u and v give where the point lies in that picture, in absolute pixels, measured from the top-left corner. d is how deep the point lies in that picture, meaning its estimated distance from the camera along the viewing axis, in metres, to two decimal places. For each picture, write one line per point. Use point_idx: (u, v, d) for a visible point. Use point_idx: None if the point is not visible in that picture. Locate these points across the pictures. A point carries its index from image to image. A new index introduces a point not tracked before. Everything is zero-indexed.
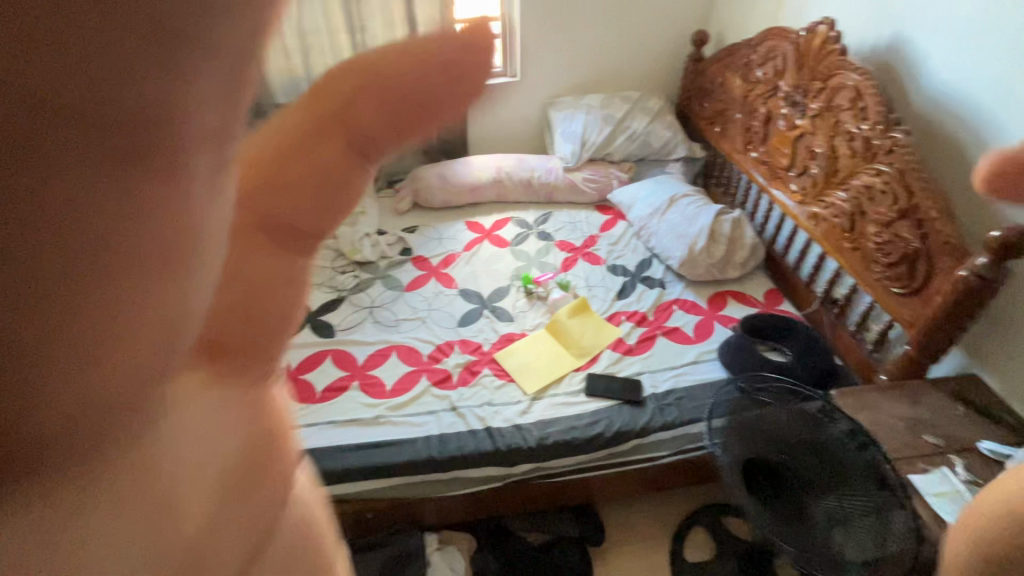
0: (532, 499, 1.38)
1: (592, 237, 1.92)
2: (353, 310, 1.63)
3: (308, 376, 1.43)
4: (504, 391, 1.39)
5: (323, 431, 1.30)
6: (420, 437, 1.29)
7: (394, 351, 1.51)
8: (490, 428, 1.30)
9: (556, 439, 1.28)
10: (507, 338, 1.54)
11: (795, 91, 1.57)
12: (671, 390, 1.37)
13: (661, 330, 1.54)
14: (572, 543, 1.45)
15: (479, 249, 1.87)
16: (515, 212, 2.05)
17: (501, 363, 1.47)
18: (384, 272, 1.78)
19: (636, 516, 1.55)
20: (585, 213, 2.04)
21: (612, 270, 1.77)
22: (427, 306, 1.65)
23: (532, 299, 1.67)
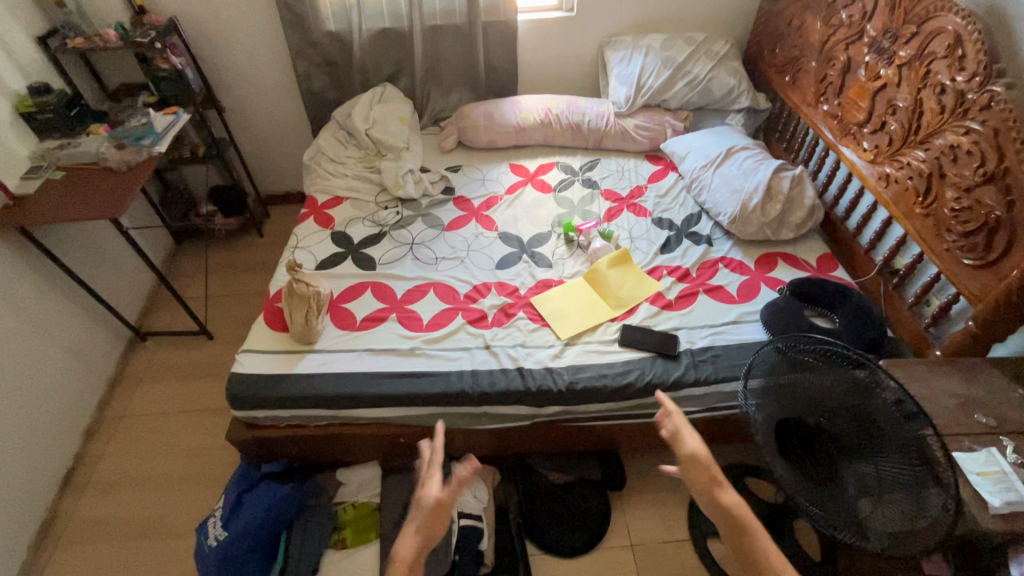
0: (558, 441, 1.42)
1: (639, 188, 1.85)
2: (394, 246, 1.65)
3: (349, 305, 1.47)
4: (538, 335, 1.39)
5: (363, 358, 1.35)
6: (453, 371, 1.32)
7: (432, 287, 1.53)
8: (521, 368, 1.31)
9: (586, 385, 1.28)
10: (544, 284, 1.53)
11: (882, 37, 1.42)
12: (707, 347, 1.35)
13: (704, 287, 1.50)
14: (592, 486, 1.49)
15: (522, 193, 1.84)
16: (562, 157, 2.00)
17: (537, 308, 1.46)
18: (426, 211, 1.78)
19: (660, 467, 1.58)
20: (633, 162, 1.97)
21: (657, 223, 1.71)
22: (465, 246, 1.65)
23: (572, 247, 1.65)
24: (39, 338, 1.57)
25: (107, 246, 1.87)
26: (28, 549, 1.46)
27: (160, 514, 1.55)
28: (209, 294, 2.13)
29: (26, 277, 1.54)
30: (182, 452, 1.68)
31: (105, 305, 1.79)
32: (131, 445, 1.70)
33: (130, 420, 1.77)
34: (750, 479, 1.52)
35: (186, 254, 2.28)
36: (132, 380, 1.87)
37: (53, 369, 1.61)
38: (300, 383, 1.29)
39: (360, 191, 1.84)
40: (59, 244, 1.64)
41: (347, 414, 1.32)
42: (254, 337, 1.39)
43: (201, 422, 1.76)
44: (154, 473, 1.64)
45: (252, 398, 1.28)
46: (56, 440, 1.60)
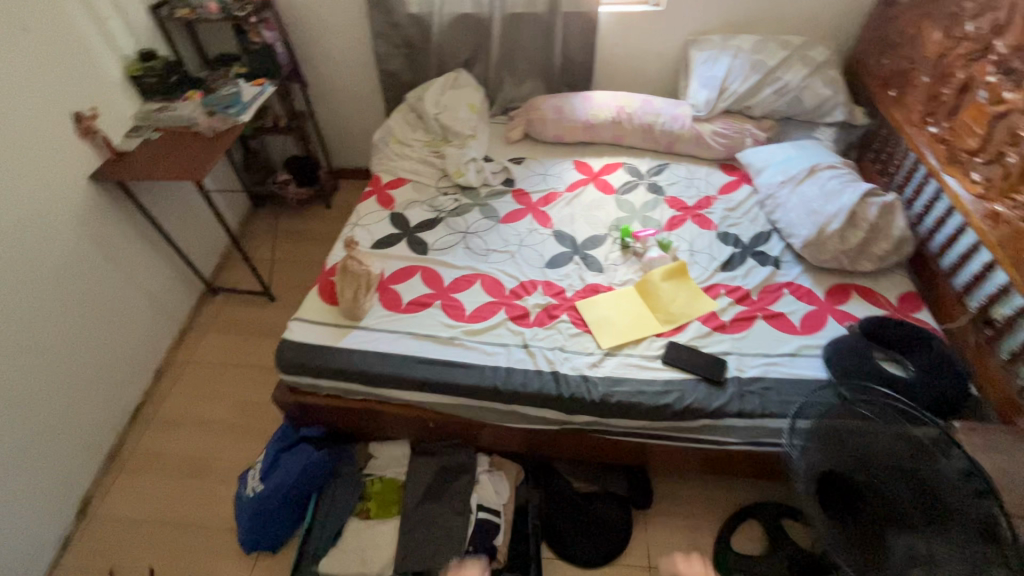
0: (587, 450, 1.39)
1: (707, 199, 1.76)
2: (448, 233, 1.67)
3: (397, 286, 1.50)
4: (578, 340, 1.35)
5: (403, 340, 1.38)
6: (488, 365, 1.31)
7: (479, 279, 1.53)
8: (556, 373, 1.28)
9: (620, 399, 1.23)
10: (592, 289, 1.49)
11: (1013, 55, 1.25)
12: (758, 378, 1.25)
13: (763, 312, 1.40)
14: (615, 500, 1.44)
15: (583, 192, 1.81)
16: (629, 158, 1.93)
17: (581, 312, 1.42)
18: (483, 200, 1.79)
19: (690, 491, 1.52)
20: (704, 170, 1.87)
21: (721, 238, 1.62)
22: (518, 241, 1.64)
23: (627, 253, 1.59)
24: (124, 282, 1.73)
25: (191, 204, 2.01)
26: (98, 470, 1.63)
27: (210, 456, 1.68)
28: (276, 258, 2.26)
29: (119, 226, 1.69)
30: (235, 402, 1.81)
31: (184, 258, 1.95)
32: (192, 390, 1.85)
33: (193, 367, 1.91)
34: (786, 521, 1.44)
35: (260, 217, 2.43)
36: (200, 331, 2.02)
37: (133, 312, 1.77)
38: (343, 357, 1.34)
39: (422, 175, 1.86)
40: (149, 198, 1.80)
41: (382, 393, 1.35)
42: (306, 306, 1.45)
43: (255, 377, 1.88)
44: (209, 419, 1.77)
45: (299, 363, 1.34)
46: (130, 377, 1.77)
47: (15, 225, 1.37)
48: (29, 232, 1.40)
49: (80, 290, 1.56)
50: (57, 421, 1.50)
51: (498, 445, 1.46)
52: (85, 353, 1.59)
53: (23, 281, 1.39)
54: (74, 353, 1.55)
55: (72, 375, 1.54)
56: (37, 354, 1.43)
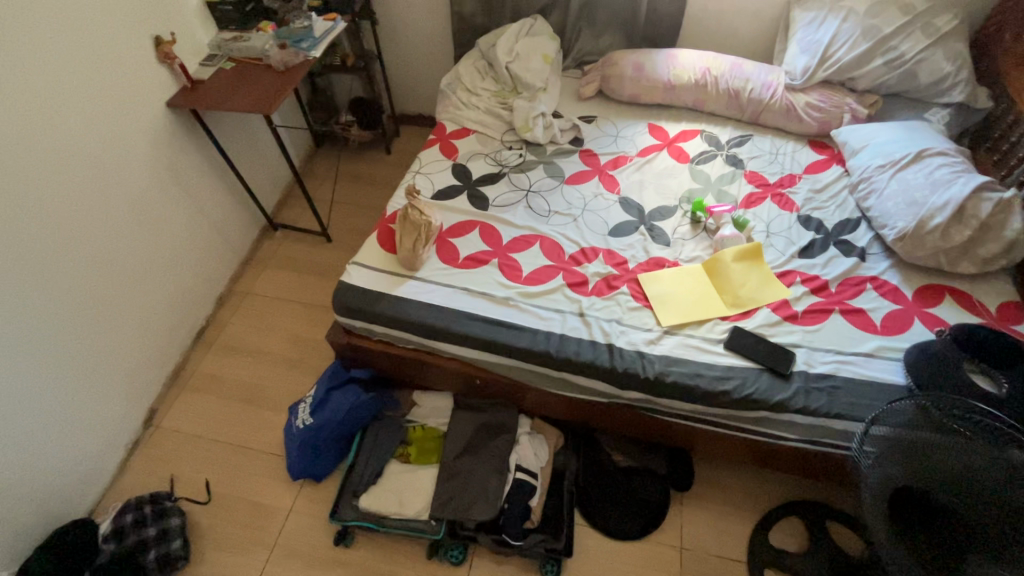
0: (632, 425, 1.37)
1: (791, 177, 1.63)
2: (510, 189, 1.62)
3: (456, 240, 1.48)
4: (638, 315, 1.30)
5: (458, 295, 1.36)
6: (542, 330, 1.28)
7: (538, 240, 1.48)
8: (612, 345, 1.23)
9: (676, 379, 1.18)
10: (656, 262, 1.42)
11: None
12: (828, 375, 1.17)
13: (841, 306, 1.30)
14: (655, 479, 1.42)
15: (655, 158, 1.71)
16: (708, 126, 1.80)
17: (642, 285, 1.36)
18: (549, 158, 1.72)
19: (731, 479, 1.48)
20: (791, 146, 1.72)
21: (802, 222, 1.50)
22: (582, 205, 1.58)
23: (697, 228, 1.50)
24: (192, 209, 1.78)
25: (257, 138, 2.03)
26: (163, 385, 1.74)
27: (264, 384, 1.76)
28: (336, 199, 2.28)
29: (190, 154, 1.72)
30: (289, 336, 1.87)
31: (248, 192, 1.98)
32: (250, 320, 1.92)
33: (252, 298, 1.98)
34: (831, 523, 1.39)
35: (322, 157, 2.44)
36: (260, 264, 2.08)
37: (199, 239, 1.83)
38: (398, 305, 1.34)
39: (488, 127, 1.80)
40: (219, 128, 1.82)
41: (433, 345, 1.35)
42: (365, 252, 1.45)
43: (309, 314, 1.93)
44: (265, 350, 1.84)
45: (355, 306, 1.35)
46: (194, 301, 1.84)
47: (94, 144, 1.40)
48: (107, 152, 1.44)
49: (152, 213, 1.62)
50: (128, 336, 1.59)
51: (541, 410, 1.45)
52: (154, 274, 1.66)
53: (100, 199, 1.44)
54: (144, 274, 1.62)
55: (142, 294, 1.62)
56: (111, 271, 1.50)
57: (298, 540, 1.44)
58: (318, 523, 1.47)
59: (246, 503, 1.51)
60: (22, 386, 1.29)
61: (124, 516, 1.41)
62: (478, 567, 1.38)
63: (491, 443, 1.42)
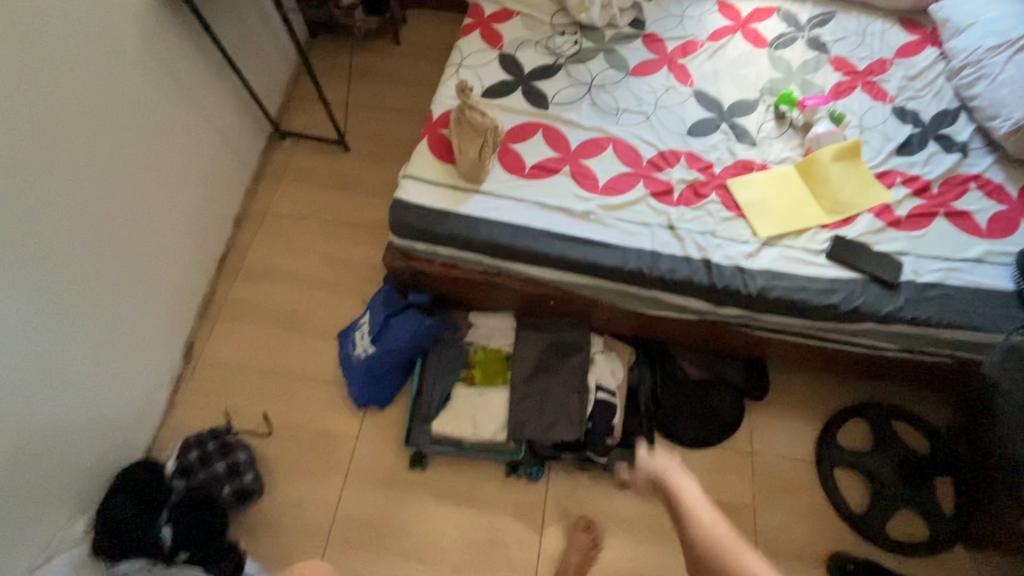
0: (712, 340, 1.32)
1: (882, 63, 1.45)
2: (570, 84, 1.42)
3: (518, 147, 1.31)
4: (732, 226, 1.19)
5: (530, 211, 1.22)
6: (631, 247, 1.17)
7: (611, 144, 1.32)
8: (708, 261, 1.15)
9: (780, 295, 1.11)
10: (744, 165, 1.28)
11: None
12: (936, 284, 1.12)
13: (945, 209, 1.21)
14: (730, 390, 1.41)
15: (728, 43, 1.50)
16: (786, 1, 1.57)
17: (732, 193, 1.24)
18: (608, 45, 1.49)
19: (799, 385, 1.48)
20: (879, 24, 1.52)
21: (898, 114, 1.36)
22: (653, 100, 1.40)
23: (783, 125, 1.35)
24: (193, 117, 1.53)
25: (251, 26, 1.72)
26: (194, 318, 1.61)
27: (304, 310, 1.65)
28: (349, 102, 2.02)
29: (183, 49, 1.45)
30: (321, 259, 1.73)
31: (250, 93, 1.72)
32: (274, 242, 1.76)
33: (272, 218, 1.80)
34: (897, 421, 1.41)
35: (323, 51, 2.12)
36: (273, 179, 1.87)
37: (204, 152, 1.60)
38: (467, 225, 1.20)
39: (534, 7, 1.54)
40: (210, 14, 1.51)
41: (506, 267, 1.23)
42: (418, 163, 1.27)
43: (339, 234, 1.77)
44: (297, 274, 1.70)
45: (417, 227, 1.21)
46: (211, 224, 1.66)
47: (72, 34, 1.14)
48: (91, 46, 1.18)
49: (152, 123, 1.38)
50: (152, 266, 1.43)
51: (613, 326, 1.39)
52: (167, 194, 1.46)
53: (95, 107, 1.21)
54: (158, 196, 1.43)
55: (158, 219, 1.44)
56: (120, 193, 1.31)
57: (372, 465, 1.42)
58: (388, 448, 1.44)
59: (311, 432, 1.47)
60: (54, 329, 1.16)
61: (190, 455, 1.36)
62: (557, 480, 1.39)
63: (564, 364, 1.37)
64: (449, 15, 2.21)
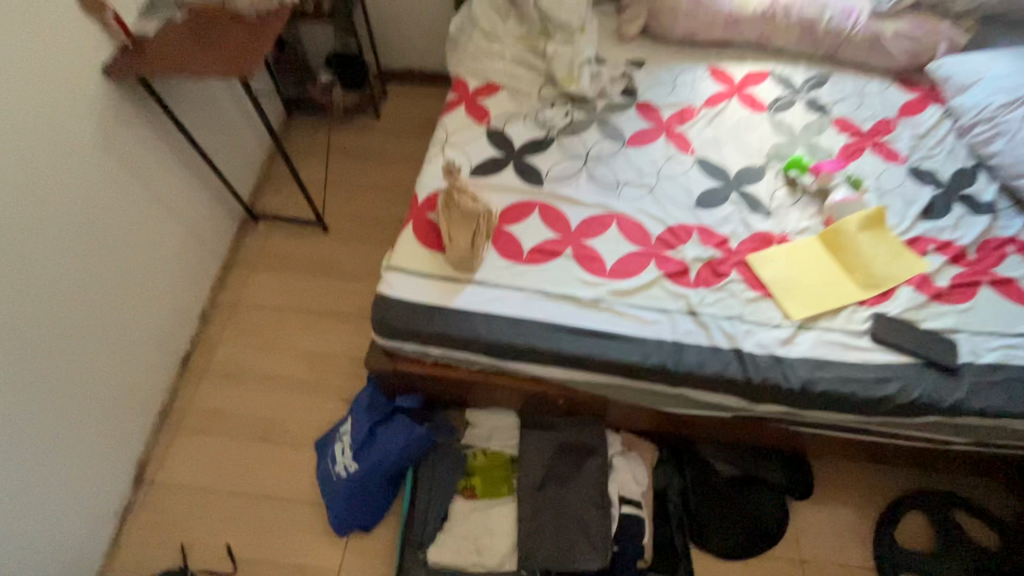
0: (747, 433, 1.15)
1: (887, 122, 1.39)
2: (564, 158, 1.32)
3: (513, 229, 1.19)
4: (759, 307, 1.06)
5: (532, 301, 1.08)
6: (650, 338, 1.03)
7: (615, 221, 1.21)
8: (740, 352, 1.00)
9: (827, 388, 0.96)
10: (762, 238, 1.17)
11: None
12: (998, 365, 0.99)
13: (988, 277, 1.10)
14: (770, 492, 1.21)
15: (725, 108, 1.44)
16: (778, 66, 1.53)
17: (754, 270, 1.11)
18: (601, 116, 1.41)
19: (843, 474, 1.30)
20: (877, 85, 1.48)
21: (914, 176, 1.28)
22: (655, 171, 1.30)
23: (795, 192, 1.26)
24: (153, 209, 1.40)
25: (222, 110, 1.63)
26: (150, 432, 1.41)
27: (278, 414, 1.46)
28: (327, 181, 1.91)
29: (143, 139, 1.34)
30: (298, 353, 1.56)
31: (219, 179, 1.60)
32: (246, 336, 1.59)
33: (244, 309, 1.64)
34: (958, 514, 1.23)
35: (300, 130, 2.04)
36: (245, 266, 1.73)
37: (167, 244, 1.46)
38: (460, 321, 1.05)
39: (520, 80, 1.48)
40: (175, 100, 1.41)
41: (508, 366, 1.07)
42: (402, 253, 1.14)
43: (318, 324, 1.61)
44: (270, 372, 1.53)
45: (404, 327, 1.05)
46: (173, 322, 1.50)
47: (5, 133, 1.01)
48: (28, 144, 1.05)
49: (102, 220, 1.24)
50: (98, 380, 1.25)
51: (630, 422, 1.22)
52: (120, 296, 1.31)
53: (31, 210, 1.07)
54: (108, 299, 1.27)
55: (106, 324, 1.27)
56: (59, 302, 1.15)
57: None
58: None
59: (284, 567, 1.25)
60: None
61: None
62: None
63: (579, 469, 1.18)
64: (431, 89, 2.17)
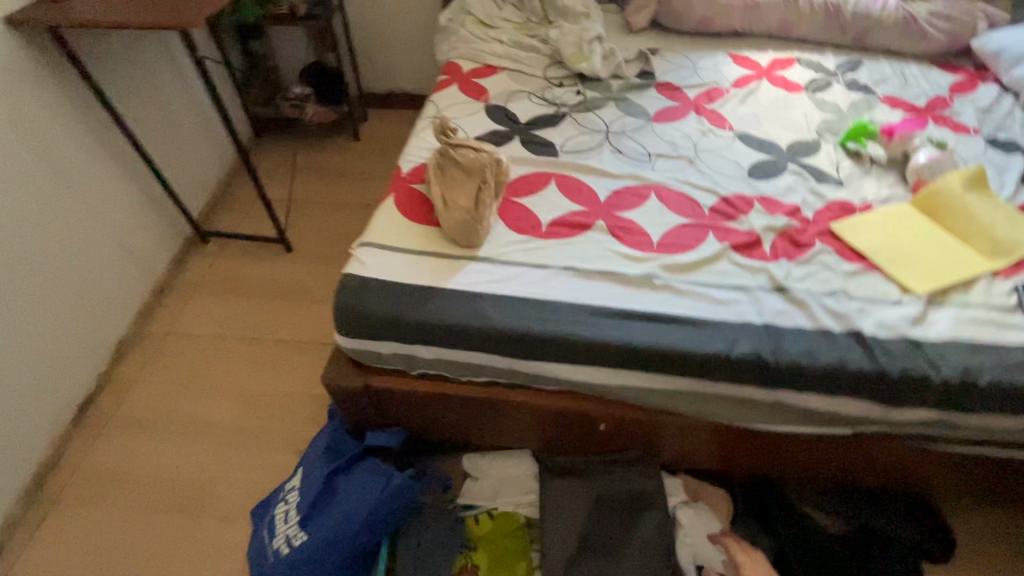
0: (863, 466, 0.82)
1: (942, 99, 1.22)
2: (580, 132, 1.10)
3: (525, 201, 0.92)
4: (865, 281, 0.79)
5: (559, 280, 0.78)
6: (729, 321, 0.73)
7: (653, 192, 0.95)
8: (860, 335, 0.71)
9: (994, 381, 0.67)
10: (840, 206, 0.93)
11: None
12: None
13: None
14: (896, 554, 0.84)
15: (758, 88, 1.25)
16: (804, 53, 1.39)
17: (844, 239, 0.85)
18: (618, 95, 1.21)
19: (988, 526, 0.94)
20: (917, 68, 1.33)
21: (995, 145, 1.08)
22: (691, 144, 1.08)
23: (864, 163, 1.04)
24: (59, 203, 1.11)
25: (169, 107, 1.39)
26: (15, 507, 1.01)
27: (205, 478, 1.07)
28: (293, 199, 1.65)
29: (54, 116, 1.08)
30: (241, 395, 1.19)
31: (158, 182, 1.33)
32: (174, 375, 1.23)
33: (177, 343, 1.29)
34: None
35: (267, 149, 1.81)
36: (184, 291, 1.40)
37: (75, 251, 1.15)
38: (460, 305, 0.74)
39: (521, 63, 1.29)
40: (104, 77, 1.17)
41: (529, 371, 0.75)
42: (379, 226, 0.84)
43: (269, 357, 1.26)
44: (201, 420, 1.15)
45: (380, 316, 0.73)
46: (73, 354, 1.14)
47: None
48: None
49: None
50: None
51: (694, 458, 0.88)
52: None
53: None
54: None
55: None
56: None
57: None
58: None
59: None
60: None
61: None
62: None
63: (630, 532, 0.84)
64: (417, 111, 1.98)
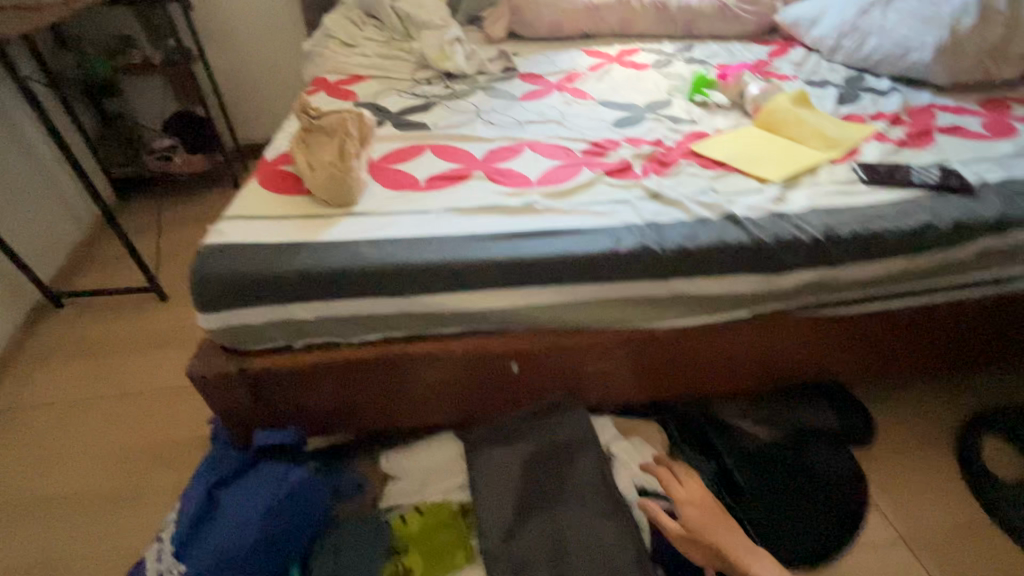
0: (770, 357, 0.83)
1: (763, 61, 1.40)
2: (451, 113, 1.12)
3: (400, 167, 0.90)
4: (729, 180, 0.83)
5: (441, 219, 0.75)
6: (612, 226, 0.74)
7: (526, 147, 0.97)
8: (732, 216, 0.74)
9: (853, 232, 0.73)
10: (697, 136, 1.00)
11: None
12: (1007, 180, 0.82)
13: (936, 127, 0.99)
14: (829, 440, 0.87)
15: (611, 69, 1.37)
16: (646, 44, 1.55)
17: (704, 155, 0.91)
18: (485, 86, 1.26)
19: (900, 406, 0.98)
20: (740, 45, 1.53)
21: (812, 83, 1.24)
22: (558, 112, 1.13)
23: (711, 107, 1.14)
24: None
25: (1, 161, 1.24)
26: None
27: (59, 564, 0.87)
28: (164, 250, 1.51)
29: None
30: (104, 459, 1.00)
31: None
32: (16, 454, 1.02)
33: (21, 418, 1.08)
34: None
35: (132, 208, 1.67)
36: (29, 362, 1.20)
37: None
38: (335, 253, 0.68)
39: (387, 71, 1.31)
40: None
41: (424, 311, 0.71)
42: (242, 204, 0.78)
43: (140, 409, 1.08)
44: (51, 497, 0.95)
45: (245, 276, 0.66)
46: None
47: None
48: None
49: None
50: None
51: (619, 393, 0.85)
52: None
53: None
54: None
55: None
56: None
57: None
58: None
59: None
60: None
61: None
62: None
63: (568, 479, 0.76)
64: None
